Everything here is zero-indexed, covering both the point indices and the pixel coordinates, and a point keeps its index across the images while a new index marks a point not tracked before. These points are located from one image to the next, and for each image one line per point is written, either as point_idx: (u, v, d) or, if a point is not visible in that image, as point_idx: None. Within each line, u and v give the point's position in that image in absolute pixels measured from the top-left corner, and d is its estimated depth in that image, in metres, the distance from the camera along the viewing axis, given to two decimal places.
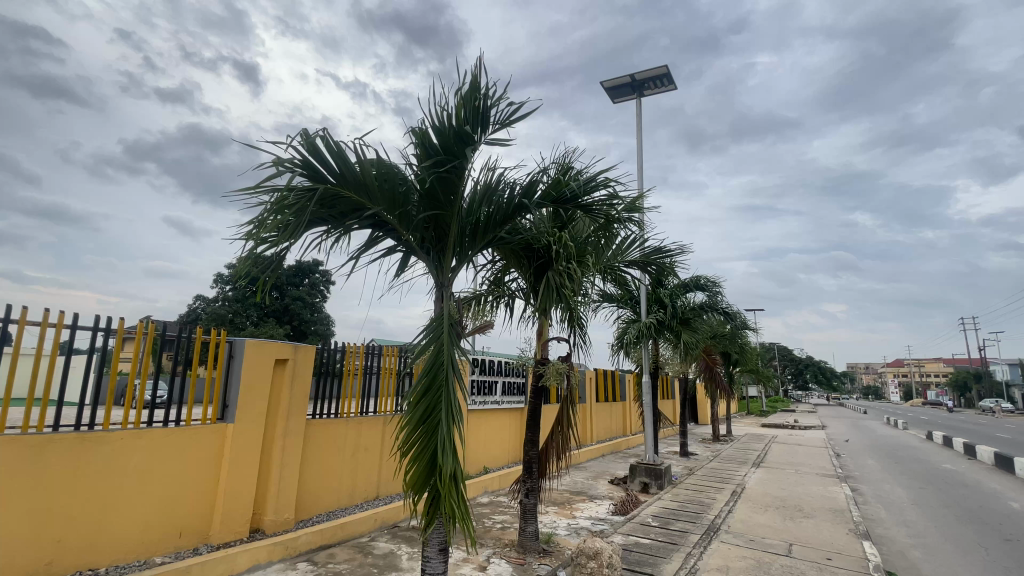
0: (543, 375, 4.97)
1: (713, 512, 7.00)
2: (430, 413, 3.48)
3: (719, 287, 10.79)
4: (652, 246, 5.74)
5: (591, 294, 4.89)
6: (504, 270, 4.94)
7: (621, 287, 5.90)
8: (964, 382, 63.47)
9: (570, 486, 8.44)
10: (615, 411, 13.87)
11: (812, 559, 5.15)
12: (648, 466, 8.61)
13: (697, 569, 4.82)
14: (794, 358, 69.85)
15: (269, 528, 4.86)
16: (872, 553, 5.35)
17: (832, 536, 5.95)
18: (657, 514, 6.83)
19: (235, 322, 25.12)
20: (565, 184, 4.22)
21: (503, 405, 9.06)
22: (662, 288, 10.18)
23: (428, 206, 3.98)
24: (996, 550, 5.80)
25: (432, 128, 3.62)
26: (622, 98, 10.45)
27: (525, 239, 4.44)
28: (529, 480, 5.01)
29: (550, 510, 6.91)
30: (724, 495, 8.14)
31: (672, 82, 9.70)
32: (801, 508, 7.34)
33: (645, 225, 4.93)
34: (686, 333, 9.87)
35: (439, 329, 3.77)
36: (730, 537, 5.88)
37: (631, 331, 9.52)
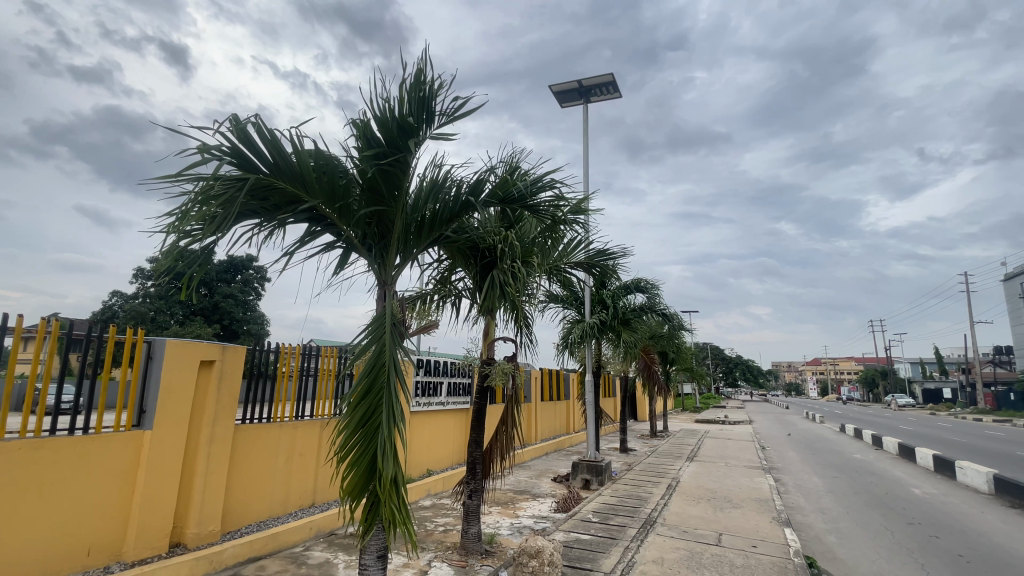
0: (489, 375, 4.93)
1: (650, 506, 7.25)
2: (370, 415, 3.35)
3: (659, 290, 11.20)
4: (598, 249, 5.83)
5: (537, 294, 4.90)
6: (449, 269, 4.87)
7: (567, 288, 5.96)
8: (871, 379, 69.85)
9: (514, 485, 8.46)
10: (559, 410, 14.08)
11: (739, 547, 5.44)
12: (590, 464, 8.79)
13: (634, 562, 4.96)
14: (725, 357, 74.16)
15: (192, 542, 4.50)
16: (792, 539, 5.74)
17: (757, 525, 6.32)
18: (597, 510, 6.98)
19: (157, 321, 23.25)
20: (513, 183, 4.22)
21: (448, 406, 8.94)
22: (605, 289, 10.43)
23: (370, 201, 3.85)
24: (899, 533, 6.39)
25: (375, 120, 3.51)
26: (569, 104, 10.64)
27: (471, 238, 4.39)
28: (472, 481, 4.96)
29: (493, 510, 6.88)
30: (660, 489, 8.46)
31: (617, 90, 9.96)
32: (730, 499, 7.76)
33: (589, 227, 5.01)
34: (626, 333, 10.18)
35: (380, 327, 3.65)
36: (666, 529, 6.10)
37: (575, 331, 9.70)
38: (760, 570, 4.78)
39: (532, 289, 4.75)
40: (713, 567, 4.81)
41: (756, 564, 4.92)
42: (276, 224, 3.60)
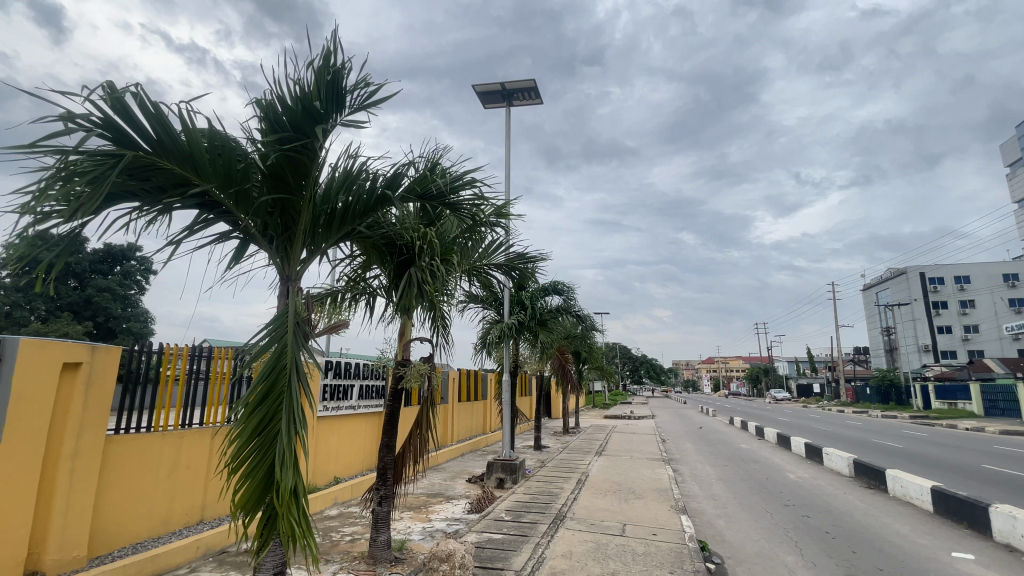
0: (404, 376, 4.76)
1: (560, 501, 7.46)
2: (268, 422, 3.08)
3: (574, 292, 11.58)
4: (518, 252, 5.86)
5: (456, 294, 4.81)
6: (363, 266, 4.64)
7: (487, 290, 5.92)
8: (756, 376, 77.83)
9: (427, 489, 8.28)
10: (476, 410, 14.05)
11: (641, 536, 5.76)
12: (504, 462, 8.87)
13: (544, 557, 5.05)
14: (633, 357, 78.74)
15: (50, 571, 3.87)
16: (687, 525, 6.19)
17: (658, 514, 6.73)
18: (510, 509, 7.03)
19: (11, 316, 19.88)
20: (432, 180, 4.13)
21: (359, 409, 8.55)
22: (524, 290, 10.57)
23: (273, 189, 3.57)
24: (777, 514, 7.13)
25: (280, 102, 3.27)
26: (492, 105, 10.66)
27: (389, 234, 4.22)
28: (383, 487, 4.77)
29: (404, 516, 6.67)
30: (570, 484, 8.74)
31: (538, 96, 10.15)
32: (634, 490, 8.20)
33: (509, 230, 5.04)
34: (543, 333, 10.40)
35: (282, 326, 3.38)
36: (575, 523, 6.30)
37: (493, 331, 9.73)
38: (659, 556, 5.07)
39: (452, 289, 4.67)
40: (617, 557, 5.02)
41: (655, 551, 5.21)
42: (160, 209, 3.21)
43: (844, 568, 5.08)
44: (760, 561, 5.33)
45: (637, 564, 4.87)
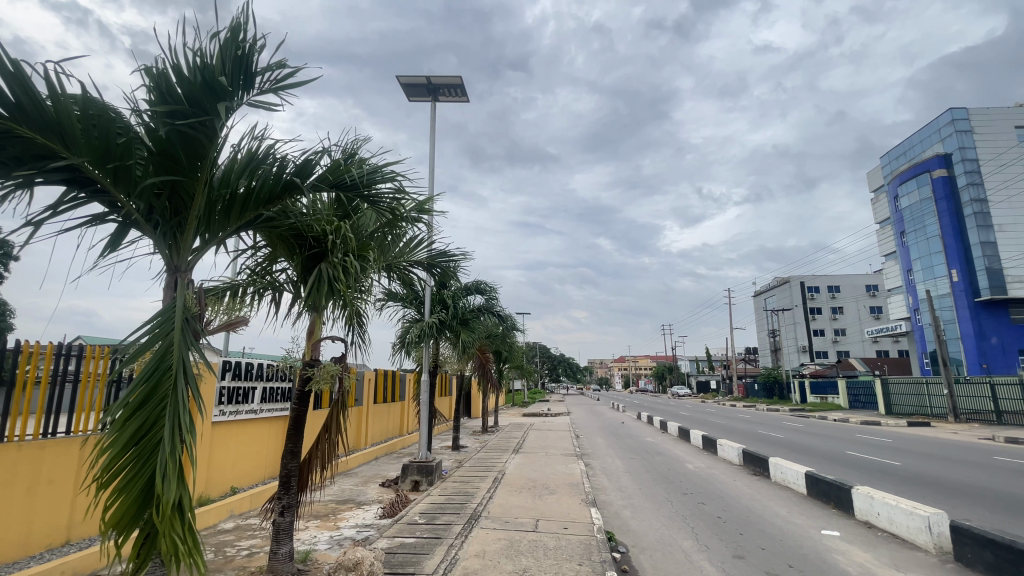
0: (311, 378, 4.46)
1: (476, 501, 7.44)
2: (147, 430, 2.74)
3: (496, 292, 11.63)
4: (440, 250, 5.74)
5: (372, 290, 4.60)
6: (268, 258, 4.31)
7: (406, 287, 5.74)
8: (662, 373, 83.31)
9: (336, 495, 7.89)
10: (392, 411, 13.64)
11: (553, 531, 5.91)
12: (420, 464, 8.69)
13: (456, 558, 4.99)
14: (552, 356, 80.93)
15: None
16: (596, 518, 6.44)
17: (569, 508, 6.93)
18: (424, 511, 6.90)
19: None
20: (347, 170, 3.94)
21: (261, 414, 7.94)
22: (446, 289, 10.45)
23: (163, 169, 3.21)
24: (678, 503, 7.65)
25: (174, 71, 2.94)
26: (417, 98, 10.43)
27: (297, 225, 3.95)
28: (285, 496, 4.45)
29: (310, 525, 6.32)
30: (486, 483, 8.75)
31: (465, 94, 10.08)
32: (547, 486, 8.40)
33: (431, 226, 4.92)
34: (464, 333, 10.30)
35: (169, 322, 3.03)
36: (489, 522, 6.31)
37: (413, 330, 9.48)
38: (569, 549, 5.23)
39: (367, 286, 4.46)
40: (529, 553, 5.11)
41: (566, 545, 5.37)
42: (16, 183, 2.75)
43: (732, 549, 5.55)
44: (659, 547, 5.68)
45: (548, 558, 4.98)
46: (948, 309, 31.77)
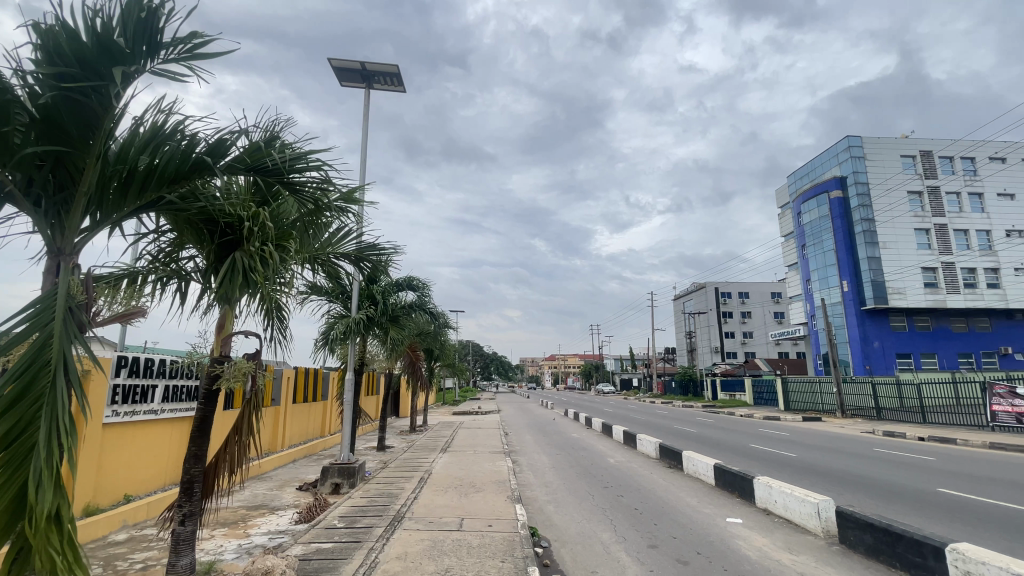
0: (220, 376, 4.12)
1: (399, 502, 7.27)
2: (17, 433, 2.38)
3: (429, 289, 11.44)
4: (368, 243, 5.51)
5: (293, 283, 4.33)
6: (173, 244, 3.94)
7: (331, 280, 5.47)
8: (589, 372, 86.19)
9: (247, 501, 7.38)
10: (313, 411, 13.03)
11: (477, 529, 5.89)
12: (342, 466, 8.35)
13: (377, 562, 4.84)
14: (483, 354, 81.05)
15: None
16: (520, 514, 6.49)
17: (495, 506, 6.94)
18: (344, 515, 6.63)
19: None
20: (267, 153, 3.68)
21: (163, 415, 7.27)
22: (375, 284, 10.11)
23: (48, 138, 2.84)
24: (599, 496, 7.94)
25: (65, 29, 2.62)
26: (349, 84, 10.00)
27: (208, 210, 3.64)
28: (187, 504, 4.07)
29: (216, 533, 5.86)
30: (411, 484, 8.58)
31: (401, 84, 9.80)
32: (473, 484, 8.38)
33: (360, 218, 4.71)
34: (394, 330, 9.99)
35: (49, 310, 2.66)
36: (413, 523, 6.18)
37: (338, 326, 9.07)
38: (493, 547, 5.24)
39: (288, 278, 4.20)
40: (452, 553, 5.06)
41: (489, 542, 5.39)
42: None
43: (647, 539, 5.84)
44: (581, 541, 5.84)
45: (471, 557, 4.96)
46: (839, 316, 35.53)
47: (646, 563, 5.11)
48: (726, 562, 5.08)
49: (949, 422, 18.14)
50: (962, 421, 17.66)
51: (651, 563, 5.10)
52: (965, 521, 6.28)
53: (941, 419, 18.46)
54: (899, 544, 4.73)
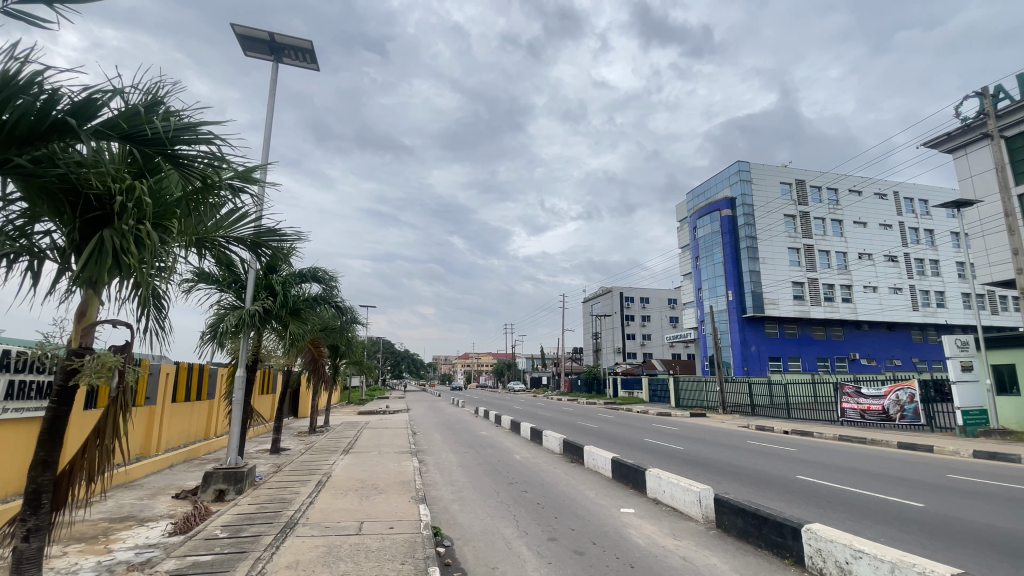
0: (76, 371, 3.55)
1: (293, 508, 6.81)
2: None
3: (337, 281, 10.86)
4: (268, 228, 5.03)
5: (176, 268, 3.87)
6: (25, 217, 3.36)
7: (222, 267, 4.95)
8: (500, 371, 87.44)
9: (109, 512, 6.49)
10: (196, 412, 11.80)
11: (377, 532, 5.71)
12: (228, 471, 7.66)
13: (262, 573, 4.48)
14: (394, 351, 79.03)
15: None
16: (424, 514, 6.40)
17: (397, 507, 6.77)
18: (227, 524, 6.06)
19: None
20: (147, 120, 3.29)
21: (3, 416, 6.14)
22: (275, 274, 9.38)
23: None
24: (504, 493, 8.03)
25: None
26: (254, 54, 9.19)
27: (71, 178, 3.16)
28: (32, 518, 3.47)
29: (69, 551, 5.10)
30: (307, 487, 8.09)
31: (313, 61, 9.20)
32: (376, 486, 8.11)
33: (257, 199, 4.33)
34: (294, 324, 9.26)
35: None
36: (306, 529, 5.83)
37: (229, 318, 8.29)
38: (393, 550, 5.11)
39: (169, 262, 3.76)
40: (348, 558, 4.85)
41: (390, 545, 5.23)
42: None
43: (547, 533, 6.03)
44: (483, 538, 5.88)
45: (369, 561, 4.79)
46: (725, 322, 39.35)
47: (545, 556, 5.27)
48: (617, 550, 5.40)
49: (809, 417, 20.79)
50: (818, 416, 20.36)
51: (549, 556, 5.27)
52: (816, 504, 7.26)
53: (803, 414, 21.11)
54: (765, 526, 5.32)
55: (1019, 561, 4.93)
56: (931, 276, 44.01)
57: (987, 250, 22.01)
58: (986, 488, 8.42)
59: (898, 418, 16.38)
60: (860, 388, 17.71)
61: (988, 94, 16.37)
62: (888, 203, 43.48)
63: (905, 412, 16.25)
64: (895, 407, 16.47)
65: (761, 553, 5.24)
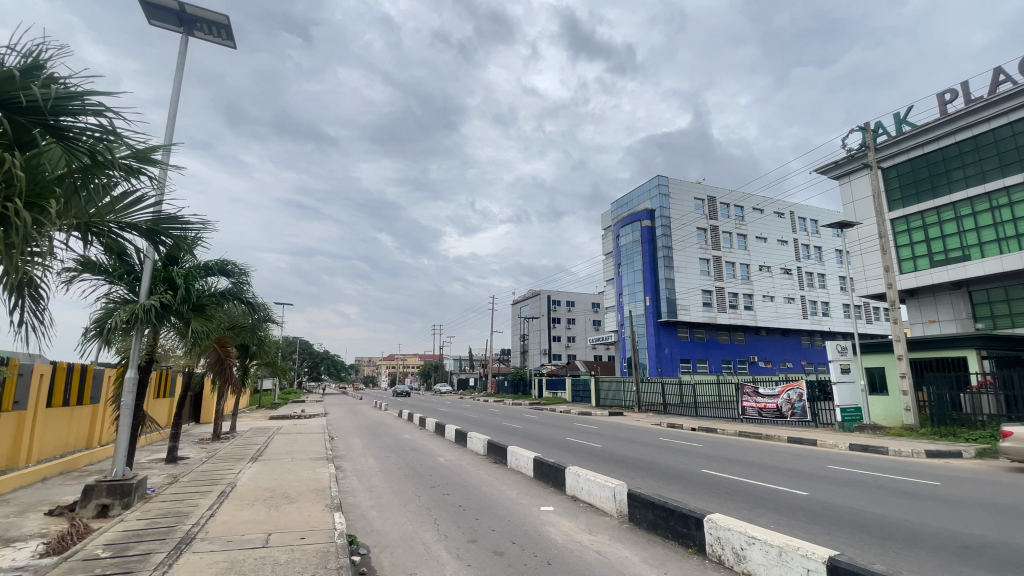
0: None
1: (190, 522, 6.25)
2: None
3: (248, 277, 10.12)
4: (169, 215, 4.59)
5: (54, 252, 3.42)
6: None
7: (112, 255, 4.46)
8: (426, 372, 86.12)
9: None
10: (76, 418, 10.47)
11: (286, 543, 5.39)
12: (113, 483, 6.85)
13: None
14: (312, 352, 75.26)
15: None
16: (338, 523, 6.14)
17: (309, 517, 6.44)
18: (110, 542, 5.44)
19: None
20: (22, 86, 2.94)
21: None
22: (176, 266, 8.60)
23: None
24: (424, 498, 7.89)
25: None
26: (158, 23, 8.32)
27: None
28: None
29: None
30: (209, 499, 7.48)
31: (230, 38, 8.56)
32: (287, 495, 7.65)
33: (157, 182, 3.95)
34: (197, 322, 8.48)
35: None
36: (205, 544, 5.37)
37: (120, 313, 7.44)
38: (303, 561, 4.85)
39: (45, 247, 3.31)
40: (255, 572, 4.54)
41: (300, 556, 4.97)
42: None
43: (467, 535, 6.02)
44: (401, 544, 5.75)
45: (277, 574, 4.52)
46: (642, 326, 41.60)
47: (465, 558, 5.25)
48: (536, 548, 5.52)
49: (714, 415, 22.49)
50: (722, 414, 22.09)
51: (469, 558, 5.26)
52: (717, 496, 7.85)
53: (709, 412, 22.78)
54: (672, 518, 5.68)
55: (882, 541, 5.66)
56: (819, 288, 49.33)
57: (864, 266, 25.14)
58: (859, 477, 9.59)
59: (789, 415, 18.22)
60: (758, 387, 19.47)
61: (870, 129, 18.70)
62: (785, 221, 48.32)
63: (795, 409, 18.13)
64: (787, 405, 18.30)
65: (668, 543, 5.59)
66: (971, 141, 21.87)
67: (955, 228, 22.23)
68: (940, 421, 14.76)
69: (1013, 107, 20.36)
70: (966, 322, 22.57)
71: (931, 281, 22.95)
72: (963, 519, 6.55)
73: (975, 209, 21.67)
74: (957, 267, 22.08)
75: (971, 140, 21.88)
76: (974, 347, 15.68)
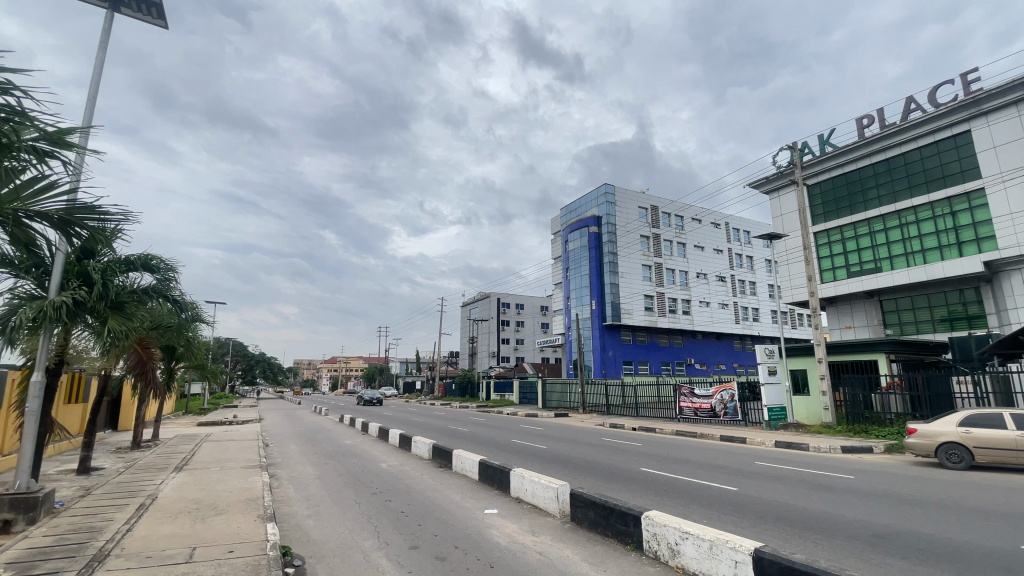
0: None
1: (104, 538, 5.75)
2: None
3: (175, 273, 9.46)
4: (84, 204, 4.21)
5: None
6: None
7: (14, 244, 4.04)
8: (371, 375, 83.73)
9: None
10: None
11: (213, 557, 5.08)
12: (15, 497, 6.18)
13: None
14: (247, 354, 71.22)
15: None
16: (271, 534, 5.85)
17: (239, 529, 6.09)
18: (10, 562, 4.91)
19: None
20: None
21: None
22: (92, 260, 7.90)
23: None
24: (364, 505, 7.67)
25: None
26: None
27: None
28: None
29: None
30: (125, 513, 6.90)
31: (163, 18, 8.01)
32: (215, 506, 7.20)
33: (71, 168, 3.64)
34: (116, 320, 7.81)
35: None
36: (121, 561, 4.95)
37: (25, 310, 6.73)
38: None
39: None
40: None
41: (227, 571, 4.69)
42: None
43: (409, 541, 5.92)
44: (340, 553, 5.56)
45: None
46: (588, 329, 42.54)
47: (406, 565, 5.16)
48: (478, 552, 5.50)
49: (654, 415, 23.39)
50: (661, 414, 23.00)
51: (410, 565, 5.17)
52: (653, 493, 8.15)
53: (649, 412, 23.67)
54: (611, 517, 5.85)
55: (801, 531, 6.10)
56: (750, 295, 52.50)
57: (789, 276, 27.04)
58: (783, 472, 10.29)
59: (722, 414, 19.30)
60: (694, 388, 20.48)
61: (797, 149, 20.15)
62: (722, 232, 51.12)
63: (727, 409, 19.21)
64: (720, 404, 19.38)
65: (607, 541, 5.75)
66: (884, 164, 24.06)
67: (869, 242, 24.39)
68: (854, 419, 16.10)
69: (922, 133, 22.56)
70: (877, 328, 24.74)
71: (847, 290, 25.01)
72: (870, 509, 7.18)
73: (886, 225, 23.89)
74: (869, 278, 24.22)
75: (885, 163, 24.07)
76: (884, 351, 17.24)
